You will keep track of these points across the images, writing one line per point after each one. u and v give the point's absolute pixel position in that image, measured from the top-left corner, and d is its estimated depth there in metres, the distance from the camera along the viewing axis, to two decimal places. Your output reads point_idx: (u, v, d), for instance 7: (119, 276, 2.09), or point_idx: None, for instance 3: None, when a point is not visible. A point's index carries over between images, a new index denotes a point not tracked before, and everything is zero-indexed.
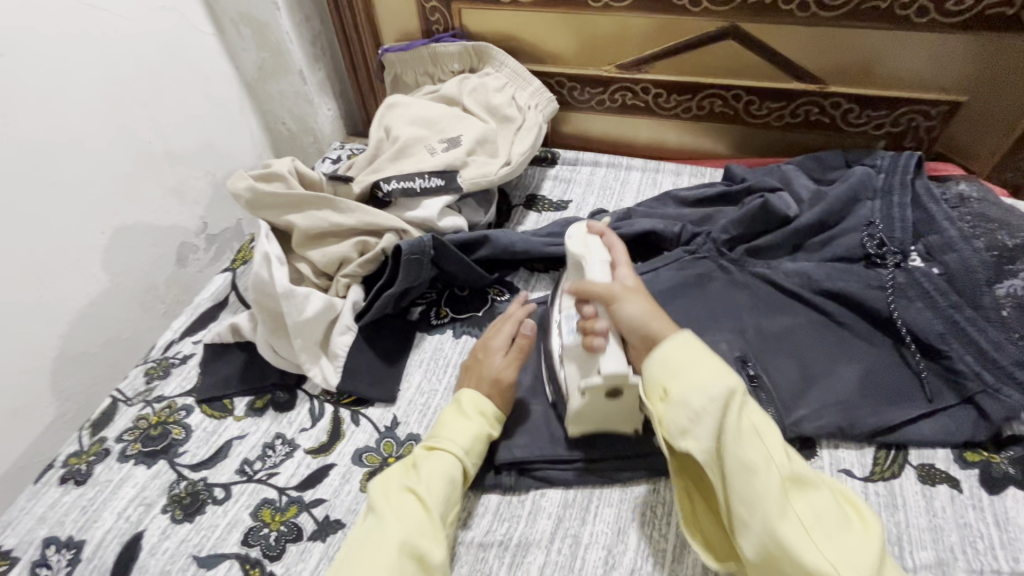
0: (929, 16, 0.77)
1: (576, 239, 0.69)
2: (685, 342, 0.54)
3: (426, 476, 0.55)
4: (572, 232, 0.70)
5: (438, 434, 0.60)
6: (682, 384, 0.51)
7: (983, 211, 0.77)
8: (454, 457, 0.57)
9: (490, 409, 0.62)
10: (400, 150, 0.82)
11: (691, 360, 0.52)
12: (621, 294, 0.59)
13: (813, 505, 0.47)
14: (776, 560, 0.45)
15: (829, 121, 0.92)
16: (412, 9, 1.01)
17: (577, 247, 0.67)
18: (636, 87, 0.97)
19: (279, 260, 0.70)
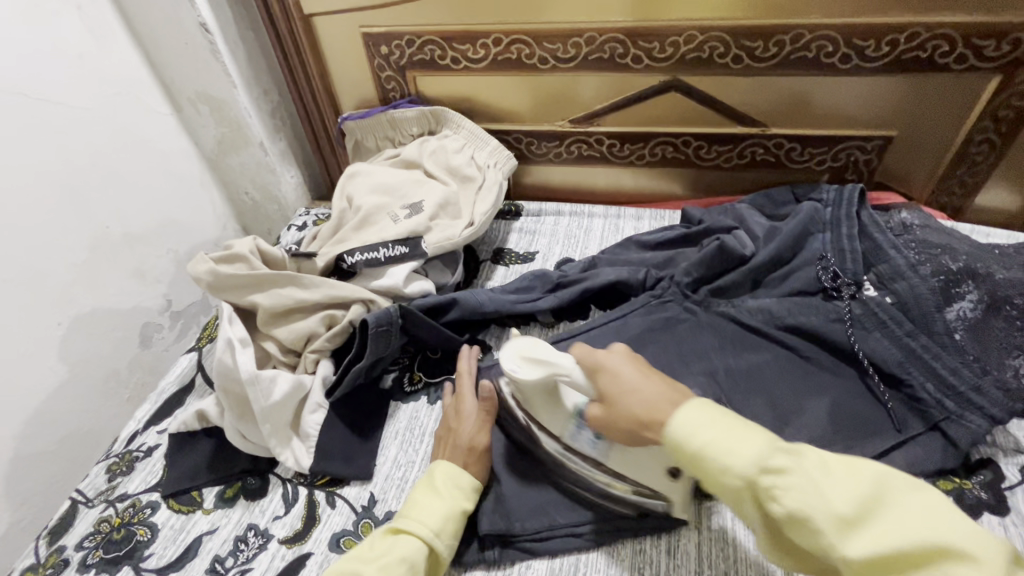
0: (852, 62, 0.82)
1: (521, 369, 0.60)
2: (697, 423, 0.45)
3: (385, 561, 0.52)
4: (511, 363, 0.61)
5: (398, 514, 0.58)
6: (699, 463, 0.44)
7: (924, 238, 0.81)
8: (410, 537, 0.55)
9: (462, 485, 0.60)
10: (363, 220, 0.83)
11: (703, 451, 0.43)
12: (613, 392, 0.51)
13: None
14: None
15: (774, 159, 0.96)
16: (367, 78, 1.03)
17: (533, 378, 0.59)
18: (590, 139, 1.01)
19: (243, 343, 0.68)
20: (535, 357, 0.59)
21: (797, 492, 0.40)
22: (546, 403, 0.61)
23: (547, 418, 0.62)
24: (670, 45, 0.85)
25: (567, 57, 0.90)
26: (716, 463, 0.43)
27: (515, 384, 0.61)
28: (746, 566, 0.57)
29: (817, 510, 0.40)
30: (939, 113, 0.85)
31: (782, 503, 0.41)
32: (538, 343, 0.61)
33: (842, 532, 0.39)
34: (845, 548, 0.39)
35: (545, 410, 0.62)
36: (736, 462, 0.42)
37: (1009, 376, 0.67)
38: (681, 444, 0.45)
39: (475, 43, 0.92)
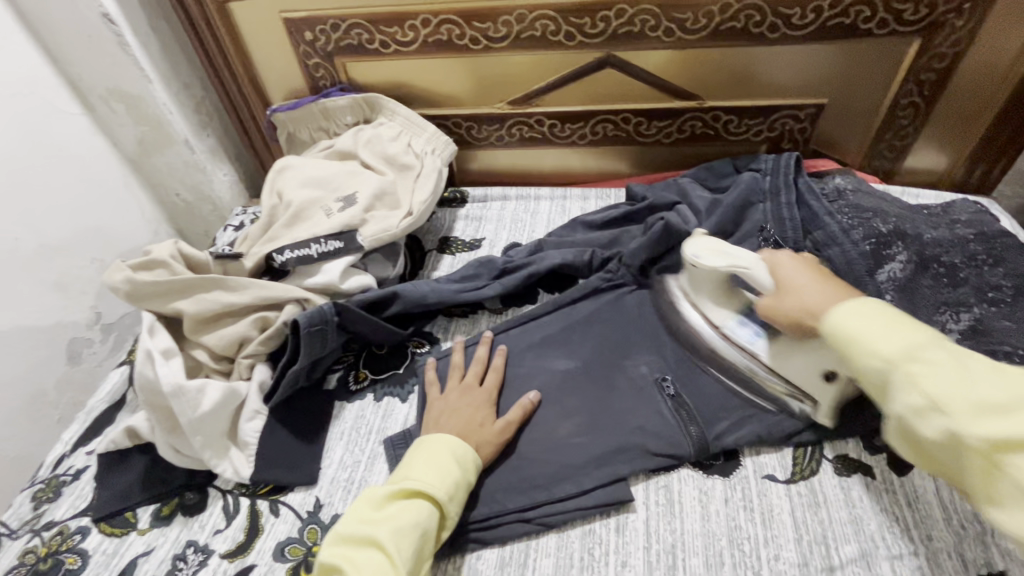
0: (780, 31, 0.83)
1: (703, 256, 0.67)
2: (846, 315, 0.49)
3: (396, 527, 0.53)
4: (694, 251, 0.68)
5: (403, 476, 0.58)
6: (852, 349, 0.48)
7: (857, 202, 0.84)
8: (418, 506, 0.55)
9: (466, 453, 0.60)
10: (295, 215, 0.79)
11: (846, 340, 0.49)
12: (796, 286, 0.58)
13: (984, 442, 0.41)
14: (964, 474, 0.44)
15: (713, 133, 0.97)
16: (294, 66, 0.98)
17: (714, 264, 0.66)
18: (530, 121, 0.99)
19: (163, 357, 0.64)
20: (720, 248, 0.66)
21: (936, 378, 0.44)
22: (719, 292, 0.68)
23: (715, 305, 0.69)
24: (601, 20, 0.84)
25: (499, 37, 0.88)
26: (858, 347, 0.48)
27: (698, 271, 0.68)
28: (692, 536, 0.58)
29: (952, 397, 0.43)
30: (866, 79, 0.87)
31: (919, 388, 0.44)
32: (725, 240, 0.67)
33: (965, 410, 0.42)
34: (966, 428, 0.42)
35: (712, 297, 0.69)
36: (882, 348, 0.46)
37: (936, 331, 0.70)
38: (830, 332, 0.50)
39: (403, 26, 0.89)
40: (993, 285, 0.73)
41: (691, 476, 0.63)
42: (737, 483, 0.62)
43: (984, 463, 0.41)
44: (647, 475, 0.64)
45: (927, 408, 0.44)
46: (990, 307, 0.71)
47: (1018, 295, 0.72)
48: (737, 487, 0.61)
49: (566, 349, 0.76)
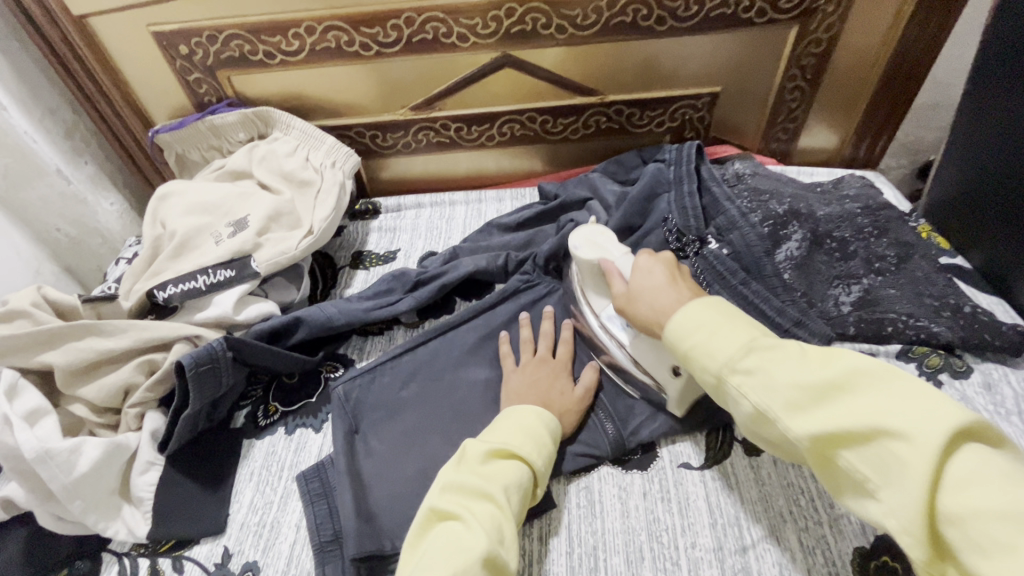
0: (668, 24, 0.84)
1: (583, 247, 0.69)
2: (679, 327, 0.52)
3: (506, 485, 0.53)
4: (576, 242, 0.71)
5: (504, 440, 0.57)
6: (690, 364, 0.51)
7: (755, 185, 0.87)
8: (535, 465, 0.56)
9: (557, 427, 0.61)
10: (180, 245, 0.73)
11: (688, 351, 0.51)
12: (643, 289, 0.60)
13: (846, 367, 0.43)
14: (689, 361, 0.51)
15: (618, 126, 0.97)
16: (173, 82, 0.91)
17: (589, 254, 0.69)
18: (436, 125, 0.96)
19: (25, 421, 0.58)
20: (598, 241, 0.70)
21: (763, 380, 0.46)
22: (600, 283, 0.70)
23: (597, 292, 0.70)
24: (492, 20, 0.83)
25: (389, 41, 0.85)
26: (697, 355, 0.50)
27: (577, 261, 0.70)
28: (613, 535, 0.59)
29: (772, 397, 0.45)
30: (753, 66, 0.90)
31: (747, 396, 0.47)
32: (604, 234, 0.70)
33: (794, 415, 0.44)
34: (797, 430, 0.43)
35: (593, 288, 0.71)
36: (718, 352, 0.49)
37: (830, 305, 0.74)
38: (672, 344, 0.53)
39: (287, 34, 0.84)
40: (879, 256, 0.78)
41: (610, 473, 0.64)
42: (655, 475, 0.63)
43: (819, 455, 0.43)
44: (568, 478, 0.64)
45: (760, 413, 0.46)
46: (876, 277, 0.76)
47: (900, 263, 0.77)
48: (654, 479, 0.62)
49: (486, 356, 0.74)
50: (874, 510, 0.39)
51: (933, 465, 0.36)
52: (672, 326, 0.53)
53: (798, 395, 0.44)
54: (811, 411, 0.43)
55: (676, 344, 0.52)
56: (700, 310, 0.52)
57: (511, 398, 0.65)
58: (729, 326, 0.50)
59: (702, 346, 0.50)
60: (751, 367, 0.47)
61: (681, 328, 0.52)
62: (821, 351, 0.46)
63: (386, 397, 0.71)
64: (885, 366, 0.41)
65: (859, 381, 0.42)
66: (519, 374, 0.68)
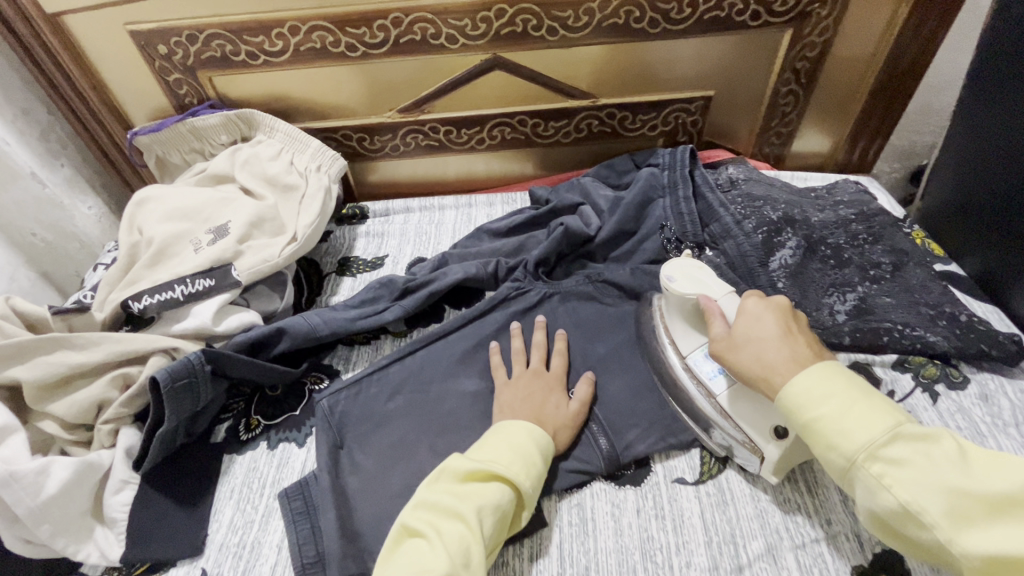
0: (661, 26, 0.83)
1: (678, 279, 0.63)
2: (808, 397, 0.48)
3: (479, 505, 0.51)
4: (669, 273, 0.64)
5: (487, 458, 0.55)
6: (819, 445, 0.47)
7: (749, 191, 0.86)
8: (517, 485, 0.54)
9: (548, 444, 0.59)
10: (158, 253, 0.70)
11: (813, 427, 0.47)
12: (754, 337, 0.53)
13: (1022, 480, 0.40)
14: (815, 437, 0.48)
15: (610, 130, 0.96)
16: (153, 82, 0.88)
17: (687, 288, 0.62)
18: (425, 128, 0.94)
19: None
20: (695, 276, 0.63)
21: (913, 477, 0.43)
22: (688, 324, 0.64)
23: (684, 332, 0.64)
24: (481, 21, 0.81)
25: (376, 42, 0.83)
26: (829, 435, 0.46)
27: (668, 294, 0.63)
28: (606, 554, 0.57)
29: (931, 502, 0.42)
30: (748, 70, 0.89)
31: (891, 490, 0.43)
32: (705, 269, 0.64)
33: (953, 526, 0.41)
34: (959, 542, 0.40)
35: (683, 325, 0.64)
36: (858, 437, 0.45)
37: (826, 314, 0.73)
38: (795, 418, 0.49)
39: (270, 34, 0.81)
40: (874, 263, 0.77)
41: (603, 489, 0.62)
42: (648, 491, 0.61)
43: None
44: (560, 494, 0.62)
45: (904, 513, 0.43)
46: (871, 285, 0.75)
47: (895, 271, 0.76)
48: (648, 495, 0.61)
49: (476, 367, 0.72)
50: None
51: None
52: (788, 388, 0.49)
53: (962, 503, 0.41)
54: (979, 526, 0.40)
55: (794, 412, 0.49)
56: (815, 378, 0.49)
57: (501, 412, 0.63)
58: (868, 405, 0.46)
59: (834, 422, 0.46)
60: (897, 458, 0.44)
61: (800, 396, 0.48)
62: (978, 453, 0.43)
63: (373, 410, 0.69)
64: None
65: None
66: (510, 387, 0.66)
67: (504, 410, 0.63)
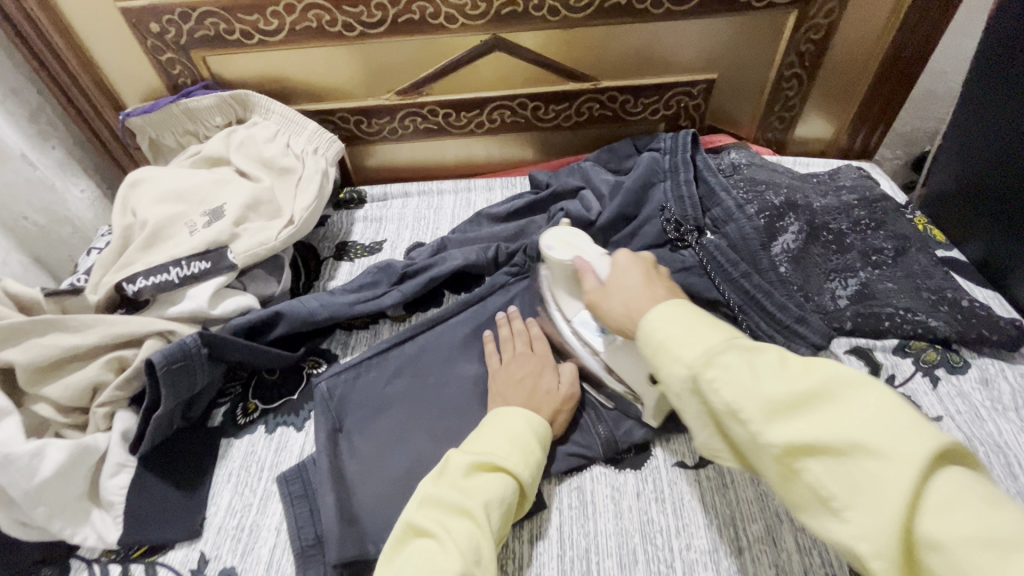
0: (664, 7, 0.81)
1: (557, 248, 0.67)
2: (656, 317, 0.46)
3: (487, 500, 0.51)
4: (548, 242, 0.68)
5: (489, 450, 0.55)
6: (656, 354, 0.45)
7: (751, 176, 0.85)
8: (522, 478, 0.53)
9: (546, 430, 0.59)
10: (152, 235, 0.69)
11: (660, 343, 0.45)
12: (620, 289, 0.55)
13: (823, 374, 0.38)
14: (658, 353, 0.45)
15: (611, 114, 0.95)
16: (146, 62, 0.87)
17: (563, 255, 0.66)
18: (423, 111, 0.93)
19: None
20: (572, 243, 0.67)
21: (731, 383, 0.39)
22: (568, 287, 0.68)
23: (568, 297, 0.68)
24: (481, 0, 0.79)
25: (374, 22, 0.81)
26: (671, 348, 0.44)
27: (549, 263, 0.67)
28: (606, 536, 0.57)
29: (746, 403, 0.38)
30: (751, 53, 0.87)
31: (716, 395, 0.40)
32: (578, 235, 0.68)
33: (766, 421, 0.38)
34: (768, 437, 0.37)
35: (565, 288, 0.68)
36: (690, 348, 0.42)
37: (827, 299, 0.72)
38: (642, 336, 0.46)
39: (264, 13, 0.79)
40: (876, 248, 0.76)
41: (602, 473, 0.62)
42: (648, 475, 0.61)
43: (782, 466, 0.37)
44: (560, 478, 0.62)
45: (727, 415, 0.40)
46: (873, 270, 0.74)
47: (897, 256, 0.75)
48: (648, 479, 0.61)
49: (475, 351, 0.72)
50: (838, 531, 0.35)
51: (914, 487, 0.31)
52: (643, 323, 0.47)
53: (776, 401, 0.38)
54: (786, 419, 0.37)
55: (644, 335, 0.46)
56: (669, 312, 0.47)
57: (500, 397, 0.63)
58: (709, 318, 0.44)
59: (676, 338, 0.44)
60: (728, 365, 0.40)
61: (654, 325, 0.46)
62: (798, 357, 0.40)
63: (371, 394, 0.68)
64: (868, 378, 0.37)
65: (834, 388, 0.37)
66: (505, 371, 0.65)
67: (503, 395, 0.63)
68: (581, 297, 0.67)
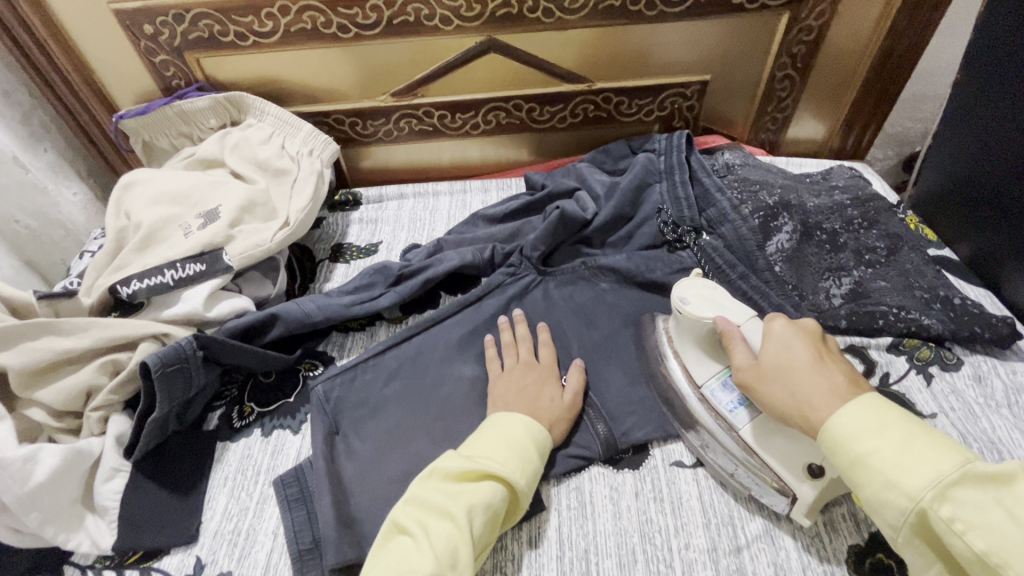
0: (657, 8, 0.82)
1: (693, 302, 0.60)
2: (858, 428, 0.44)
3: (471, 504, 0.51)
4: (684, 294, 0.62)
5: (482, 455, 0.55)
6: (868, 482, 0.43)
7: (745, 176, 0.85)
8: (513, 484, 0.53)
9: (544, 438, 0.59)
10: (146, 237, 0.69)
11: (864, 461, 0.43)
12: (787, 370, 0.50)
13: None
14: (863, 475, 0.43)
15: (606, 115, 0.95)
16: (139, 64, 0.86)
17: (703, 311, 0.59)
18: (419, 113, 0.93)
19: None
20: (711, 297, 0.60)
21: (977, 524, 0.38)
22: (704, 348, 0.61)
23: (699, 359, 0.61)
24: (476, 2, 0.79)
25: (369, 23, 0.81)
26: (880, 476, 0.42)
27: (684, 320, 0.61)
28: (605, 537, 0.57)
29: (1011, 556, 0.37)
30: (744, 54, 0.88)
31: (959, 537, 0.38)
32: (716, 288, 0.61)
33: None
34: None
35: (699, 352, 0.61)
36: (910, 478, 0.41)
37: (822, 298, 0.73)
38: (844, 451, 0.44)
39: (259, 15, 0.79)
40: (869, 248, 0.77)
41: (601, 474, 0.62)
42: (647, 475, 0.61)
43: None
44: (559, 479, 0.62)
45: (977, 562, 0.38)
46: (867, 269, 0.75)
47: (890, 255, 0.76)
48: (646, 479, 0.61)
49: (472, 353, 0.71)
50: None
51: None
52: (829, 426, 0.46)
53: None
54: None
55: (844, 450, 0.44)
56: (862, 413, 0.45)
57: (498, 399, 0.63)
58: (925, 439, 0.42)
59: (885, 459, 0.42)
60: (968, 500, 0.39)
61: (848, 430, 0.44)
62: None
63: (368, 396, 0.68)
64: None
65: None
66: (508, 377, 0.66)
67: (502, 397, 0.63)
68: (713, 360, 0.60)
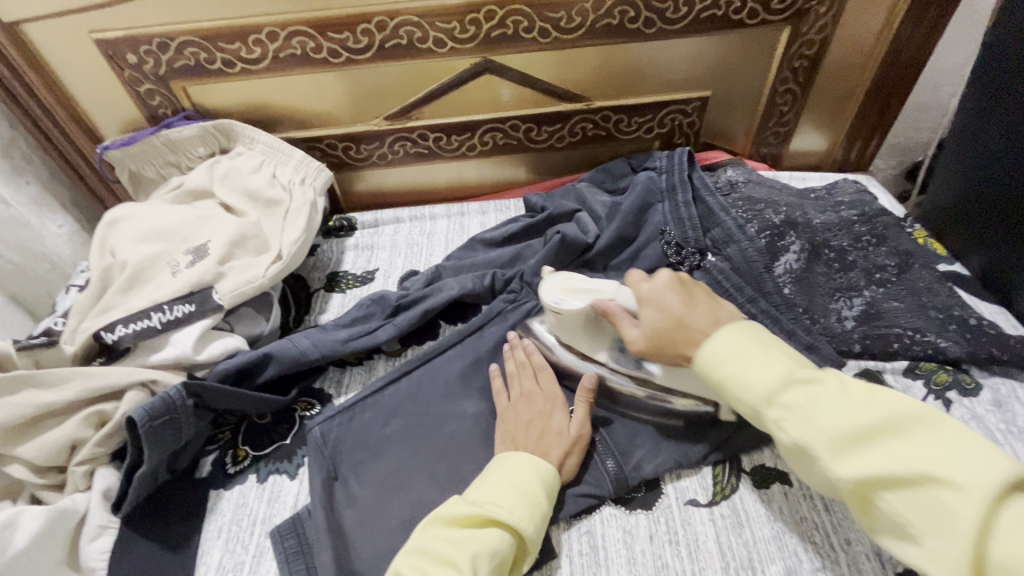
0: (655, 26, 0.80)
1: (565, 299, 0.63)
2: (716, 355, 0.50)
3: (476, 552, 0.48)
4: (551, 296, 0.64)
5: (488, 501, 0.52)
6: (725, 390, 0.49)
7: (749, 194, 0.83)
8: (520, 530, 0.51)
9: (553, 478, 0.56)
10: (132, 277, 0.66)
11: (724, 380, 0.49)
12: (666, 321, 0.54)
13: (891, 410, 0.42)
14: (723, 391, 0.50)
15: (605, 133, 0.93)
16: (123, 94, 0.84)
17: (576, 303, 0.63)
18: (413, 135, 0.90)
19: None
20: (577, 287, 0.64)
21: (804, 419, 0.45)
22: (588, 332, 0.65)
23: (589, 343, 0.66)
24: (470, 24, 0.77)
25: (360, 47, 0.79)
26: (735, 385, 0.48)
27: (563, 318, 0.64)
28: None
29: (816, 438, 0.44)
30: (744, 69, 0.86)
31: (785, 429, 0.46)
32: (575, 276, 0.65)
33: (836, 457, 0.43)
34: (838, 471, 0.43)
35: (586, 337, 0.66)
36: (758, 386, 0.47)
37: (833, 321, 0.71)
38: (709, 374, 0.50)
39: (246, 41, 0.77)
40: (880, 266, 0.75)
41: (613, 515, 0.59)
42: (661, 515, 0.59)
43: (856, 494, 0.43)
44: (569, 522, 0.59)
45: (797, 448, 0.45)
46: (878, 289, 0.73)
47: (902, 273, 0.74)
48: (661, 520, 0.58)
49: (475, 387, 0.69)
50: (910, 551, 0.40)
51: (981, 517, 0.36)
52: (707, 350, 0.50)
53: (840, 437, 0.43)
54: (857, 454, 0.43)
55: (707, 371, 0.50)
56: (730, 340, 0.50)
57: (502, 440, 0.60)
58: (774, 350, 0.48)
59: (736, 376, 0.48)
60: (793, 403, 0.46)
61: (717, 354, 0.49)
62: (861, 388, 0.45)
63: (367, 436, 0.65)
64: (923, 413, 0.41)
65: (903, 424, 0.42)
66: (513, 415, 0.63)
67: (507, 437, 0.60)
68: (602, 333, 0.65)
